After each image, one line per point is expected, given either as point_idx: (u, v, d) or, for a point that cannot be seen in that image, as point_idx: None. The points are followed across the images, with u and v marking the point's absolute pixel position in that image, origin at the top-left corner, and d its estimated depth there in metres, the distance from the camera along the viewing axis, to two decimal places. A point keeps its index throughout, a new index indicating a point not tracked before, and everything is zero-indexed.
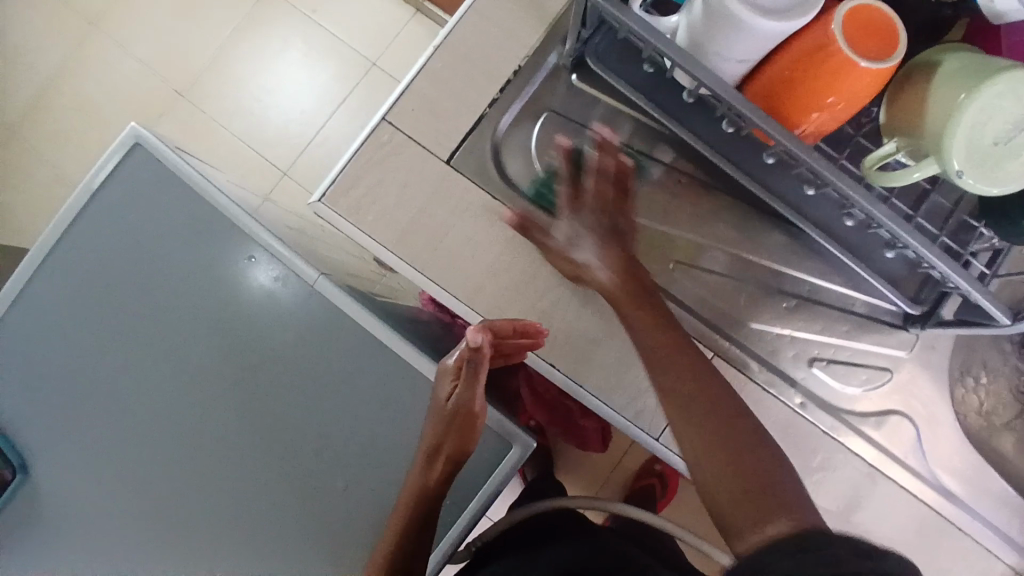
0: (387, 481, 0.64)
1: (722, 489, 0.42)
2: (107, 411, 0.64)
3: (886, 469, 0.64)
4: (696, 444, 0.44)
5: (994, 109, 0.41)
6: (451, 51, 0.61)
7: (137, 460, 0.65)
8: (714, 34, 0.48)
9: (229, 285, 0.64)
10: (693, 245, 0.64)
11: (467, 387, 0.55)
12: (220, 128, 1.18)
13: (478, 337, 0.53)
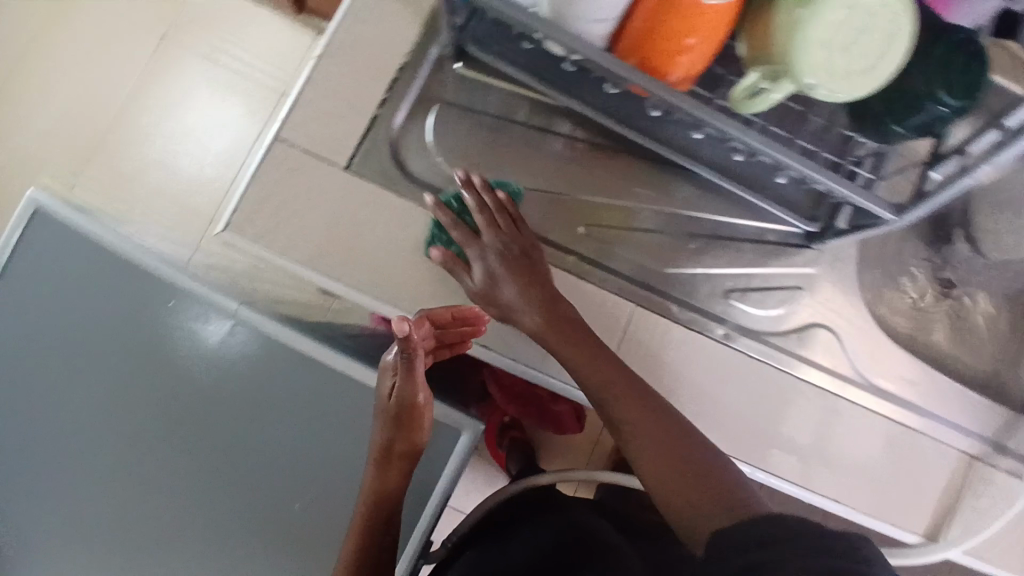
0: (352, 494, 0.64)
1: (679, 493, 0.47)
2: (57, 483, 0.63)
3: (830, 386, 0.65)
4: (659, 466, 0.49)
5: (835, 19, 0.43)
6: (332, 60, 0.61)
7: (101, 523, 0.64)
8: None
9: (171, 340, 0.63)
10: (605, 205, 0.65)
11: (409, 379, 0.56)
12: (138, 186, 1.16)
13: (405, 327, 0.53)
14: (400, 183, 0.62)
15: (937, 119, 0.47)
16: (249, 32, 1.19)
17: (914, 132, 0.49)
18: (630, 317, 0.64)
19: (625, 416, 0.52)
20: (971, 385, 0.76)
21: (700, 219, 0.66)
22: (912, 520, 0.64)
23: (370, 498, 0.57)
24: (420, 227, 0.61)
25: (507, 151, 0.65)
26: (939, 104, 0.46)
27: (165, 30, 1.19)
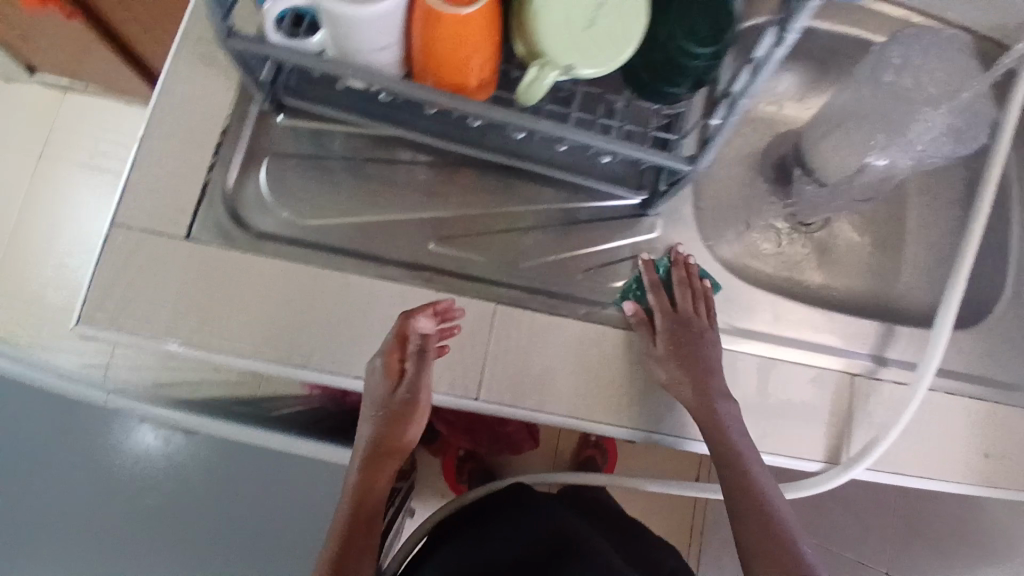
0: None
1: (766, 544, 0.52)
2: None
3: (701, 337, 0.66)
4: (752, 506, 0.55)
5: (570, 3, 0.46)
6: (154, 137, 0.63)
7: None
8: (344, 36, 0.51)
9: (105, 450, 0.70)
10: (446, 219, 0.67)
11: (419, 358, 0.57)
12: (44, 307, 1.15)
13: (421, 324, 0.56)
14: (243, 240, 0.63)
15: (699, 72, 0.50)
16: (127, 132, 1.22)
17: (687, 87, 0.52)
18: (494, 316, 0.62)
19: (726, 455, 0.58)
20: (849, 307, 0.79)
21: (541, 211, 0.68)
22: (810, 448, 0.65)
23: (352, 515, 0.58)
24: (268, 277, 0.61)
25: (346, 188, 0.66)
26: (695, 57, 0.49)
27: (43, 149, 1.19)
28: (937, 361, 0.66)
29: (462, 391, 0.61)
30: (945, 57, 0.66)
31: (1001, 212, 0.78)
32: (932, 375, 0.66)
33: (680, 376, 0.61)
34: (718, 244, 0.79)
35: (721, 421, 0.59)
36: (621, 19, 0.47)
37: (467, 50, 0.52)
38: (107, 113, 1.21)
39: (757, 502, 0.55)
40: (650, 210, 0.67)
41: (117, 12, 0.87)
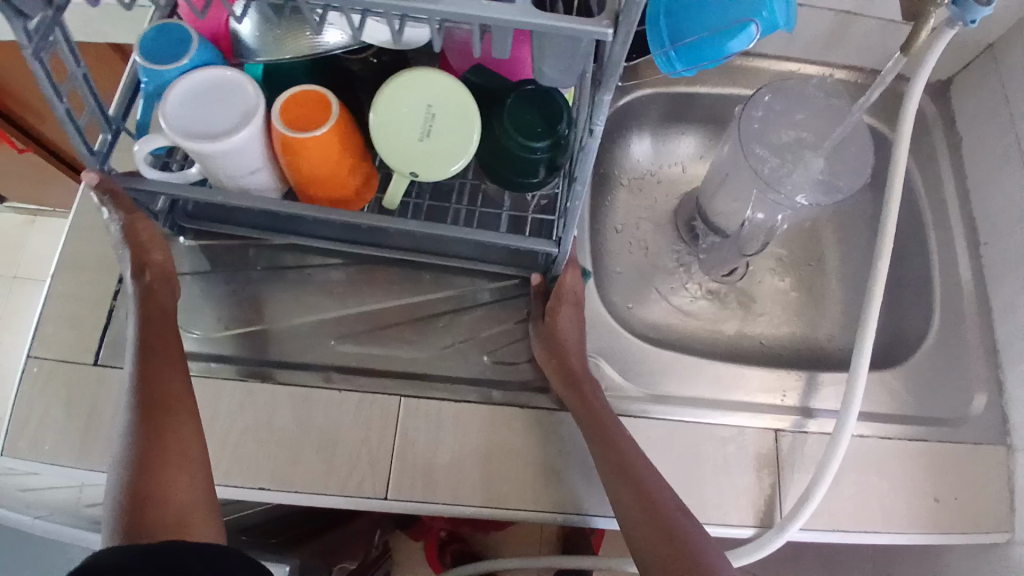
0: None
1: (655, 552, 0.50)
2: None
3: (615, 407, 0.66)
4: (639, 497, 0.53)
5: (405, 117, 0.49)
6: (71, 269, 0.67)
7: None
8: (211, 167, 0.54)
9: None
10: (357, 316, 0.66)
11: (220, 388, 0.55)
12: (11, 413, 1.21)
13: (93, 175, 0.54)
14: None
15: (543, 162, 0.54)
16: None
17: (540, 176, 0.55)
18: (398, 409, 0.61)
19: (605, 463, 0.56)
20: (775, 354, 0.80)
21: (444, 297, 0.67)
22: (742, 513, 0.63)
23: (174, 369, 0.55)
24: None
25: (249, 296, 0.67)
26: (535, 150, 0.53)
27: (18, 271, 1.29)
28: (858, 405, 0.65)
29: (371, 493, 0.59)
30: (807, 106, 0.70)
31: (915, 240, 0.79)
32: (855, 419, 0.65)
33: (559, 366, 0.61)
34: (639, 307, 0.80)
35: (601, 417, 0.58)
36: (458, 126, 0.50)
37: (330, 166, 0.54)
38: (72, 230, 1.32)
39: (643, 495, 0.53)
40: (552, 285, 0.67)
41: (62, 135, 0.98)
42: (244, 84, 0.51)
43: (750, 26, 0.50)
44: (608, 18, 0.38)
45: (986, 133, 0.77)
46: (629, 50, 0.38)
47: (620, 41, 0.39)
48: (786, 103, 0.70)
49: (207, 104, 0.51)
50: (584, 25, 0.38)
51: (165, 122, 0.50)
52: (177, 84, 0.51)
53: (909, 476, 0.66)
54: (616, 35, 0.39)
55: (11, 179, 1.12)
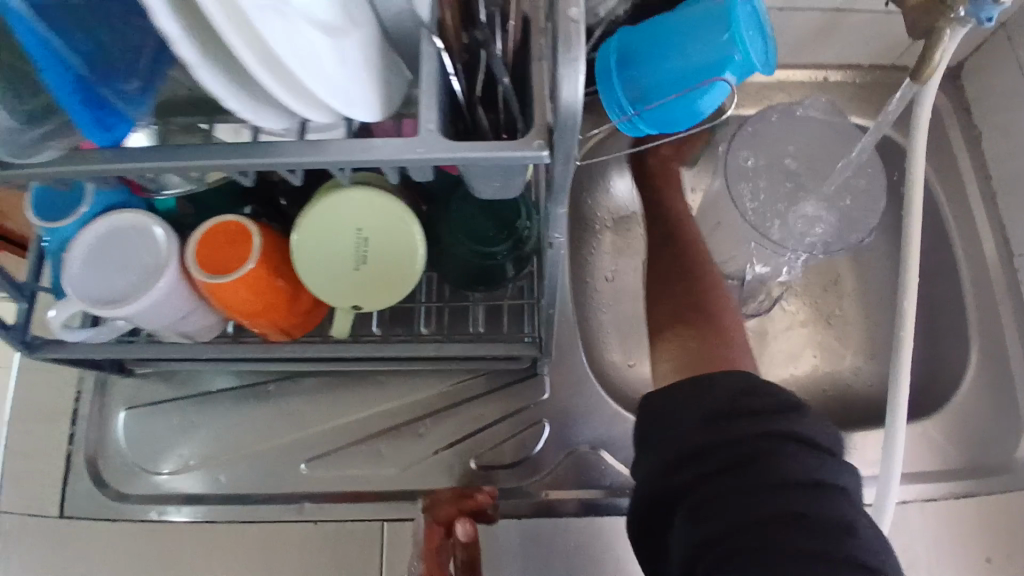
0: None
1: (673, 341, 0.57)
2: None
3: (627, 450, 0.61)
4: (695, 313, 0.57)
5: (328, 247, 0.42)
6: (15, 415, 0.61)
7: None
8: (133, 323, 0.48)
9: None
10: (334, 431, 0.60)
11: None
12: None
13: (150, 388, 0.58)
14: (113, 507, 0.58)
15: (503, 264, 0.47)
16: None
17: (503, 279, 0.48)
18: (381, 534, 0.56)
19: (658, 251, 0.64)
20: (799, 400, 0.72)
21: (421, 402, 0.61)
22: None
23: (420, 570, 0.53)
24: (138, 544, 0.57)
25: (210, 426, 0.61)
26: (495, 255, 0.46)
27: None
28: (896, 471, 0.57)
29: None
30: (809, 125, 0.59)
31: (945, 255, 0.70)
32: (895, 488, 0.57)
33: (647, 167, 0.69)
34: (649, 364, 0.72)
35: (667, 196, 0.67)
36: (394, 250, 0.43)
37: (268, 302, 0.48)
38: None
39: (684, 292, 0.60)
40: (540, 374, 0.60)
41: None
42: (146, 230, 0.46)
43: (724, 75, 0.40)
44: (540, 137, 0.29)
45: (1012, 123, 0.66)
46: (572, 168, 0.30)
47: (560, 162, 0.30)
48: (781, 126, 0.59)
49: (109, 258, 0.46)
50: (507, 153, 0.29)
51: (67, 288, 0.46)
52: (75, 244, 0.46)
53: (957, 539, 0.60)
54: (554, 155, 0.30)
55: None
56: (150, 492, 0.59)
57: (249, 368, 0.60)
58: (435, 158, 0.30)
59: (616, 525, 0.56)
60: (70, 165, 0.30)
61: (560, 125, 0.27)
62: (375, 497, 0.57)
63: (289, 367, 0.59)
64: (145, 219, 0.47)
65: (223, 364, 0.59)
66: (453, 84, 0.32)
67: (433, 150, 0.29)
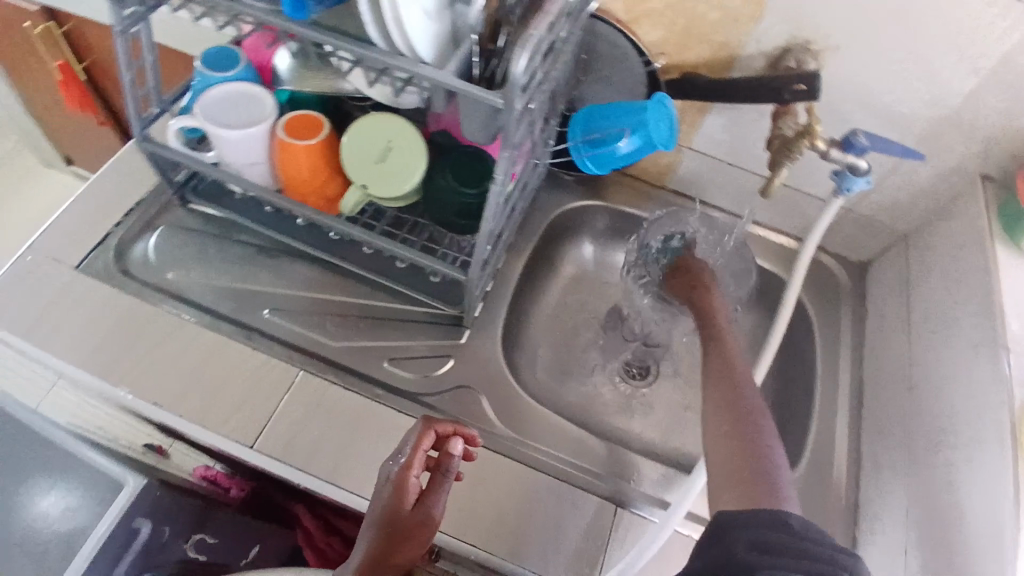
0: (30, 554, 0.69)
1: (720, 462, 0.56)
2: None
3: (503, 411, 0.76)
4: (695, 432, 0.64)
5: (365, 145, 0.65)
6: (89, 195, 0.81)
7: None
8: (220, 149, 0.70)
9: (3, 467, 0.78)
10: (301, 298, 0.78)
11: (397, 496, 0.61)
12: None
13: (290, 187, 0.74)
14: (118, 279, 0.76)
15: (469, 205, 0.68)
16: None
17: (465, 219, 0.69)
18: (295, 378, 0.72)
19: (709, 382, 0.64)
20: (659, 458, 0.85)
21: (371, 308, 0.78)
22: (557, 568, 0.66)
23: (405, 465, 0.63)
24: (122, 311, 0.74)
25: (215, 259, 0.79)
26: (466, 195, 0.67)
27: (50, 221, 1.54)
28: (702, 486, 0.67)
29: (238, 437, 0.67)
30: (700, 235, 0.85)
31: (804, 391, 0.87)
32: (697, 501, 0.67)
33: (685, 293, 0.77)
34: (556, 379, 0.87)
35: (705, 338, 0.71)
36: (406, 159, 0.65)
37: (309, 171, 0.69)
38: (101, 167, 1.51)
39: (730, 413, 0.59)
40: (463, 325, 0.78)
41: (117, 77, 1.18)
42: (261, 97, 0.70)
43: (628, 137, 0.63)
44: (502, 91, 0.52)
45: (886, 308, 0.86)
46: (512, 117, 0.53)
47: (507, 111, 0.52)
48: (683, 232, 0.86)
49: (232, 104, 0.69)
50: (480, 91, 0.52)
51: (197, 108, 0.68)
52: (212, 88, 0.70)
53: None
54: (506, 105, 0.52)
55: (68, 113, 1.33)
56: (148, 283, 0.77)
57: (268, 230, 0.81)
58: (442, 80, 0.53)
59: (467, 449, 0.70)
60: (266, 13, 0.56)
61: (509, 81, 0.50)
62: (306, 354, 0.74)
63: (293, 241, 0.79)
64: (263, 91, 0.70)
65: (251, 221, 0.81)
66: (473, 65, 0.56)
67: (442, 75, 0.53)
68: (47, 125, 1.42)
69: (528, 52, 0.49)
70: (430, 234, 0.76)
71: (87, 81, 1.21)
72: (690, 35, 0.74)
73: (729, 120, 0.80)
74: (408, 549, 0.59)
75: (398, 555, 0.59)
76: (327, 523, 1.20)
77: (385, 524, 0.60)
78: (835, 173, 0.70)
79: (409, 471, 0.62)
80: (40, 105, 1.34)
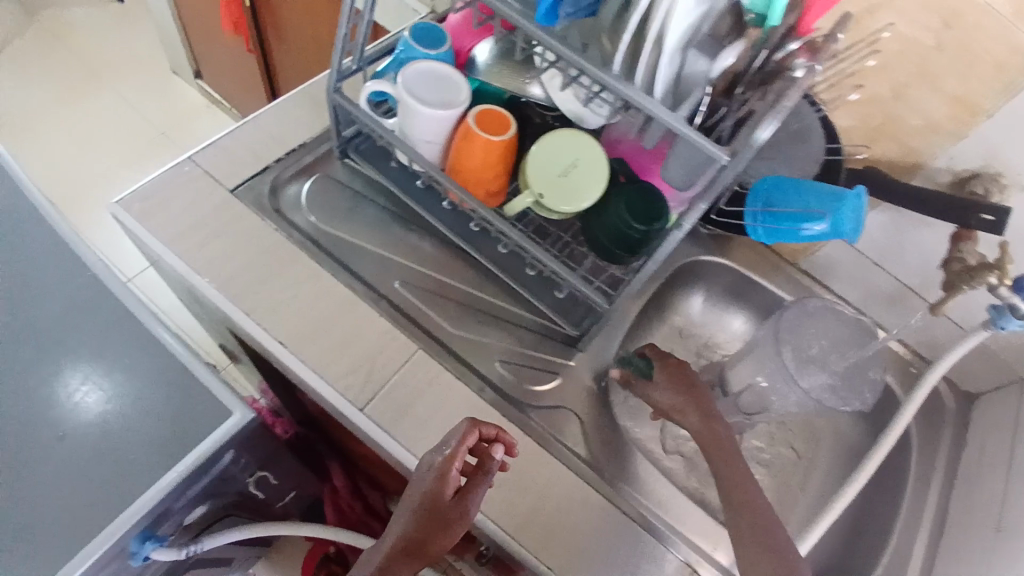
0: (114, 449, 0.67)
1: None
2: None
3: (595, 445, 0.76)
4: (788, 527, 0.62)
5: (553, 159, 0.66)
6: (257, 126, 0.84)
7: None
8: (407, 120, 0.73)
9: (96, 351, 0.71)
10: (432, 279, 0.80)
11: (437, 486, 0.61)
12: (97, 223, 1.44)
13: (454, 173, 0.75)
14: (267, 210, 0.78)
15: (634, 240, 0.67)
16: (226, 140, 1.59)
17: (625, 251, 0.69)
18: (413, 354, 0.73)
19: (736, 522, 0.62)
20: None
21: (493, 307, 0.80)
22: None
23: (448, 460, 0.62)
24: (266, 243, 0.76)
25: (359, 220, 0.82)
26: (635, 230, 0.65)
27: (169, 130, 1.60)
28: None
29: (352, 397, 0.70)
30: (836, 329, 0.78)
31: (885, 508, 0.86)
32: None
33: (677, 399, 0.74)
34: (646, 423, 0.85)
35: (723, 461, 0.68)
36: (587, 181, 0.65)
37: (483, 164, 0.71)
38: (231, 92, 1.56)
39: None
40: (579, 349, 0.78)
41: (283, 18, 1.21)
42: (460, 83, 0.72)
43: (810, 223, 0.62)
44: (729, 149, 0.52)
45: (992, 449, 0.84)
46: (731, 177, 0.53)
47: (728, 170, 0.53)
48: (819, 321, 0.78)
49: (432, 83, 0.72)
50: (709, 145, 0.52)
51: (399, 78, 0.71)
52: (417, 62, 0.72)
53: None
54: (730, 163, 0.52)
55: (219, 33, 1.38)
56: (293, 223, 0.79)
57: (415, 204, 0.83)
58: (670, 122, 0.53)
59: (560, 471, 0.70)
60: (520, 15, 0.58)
61: (745, 145, 0.51)
62: (428, 335, 0.75)
63: (436, 223, 0.82)
64: (462, 78, 0.73)
65: (402, 192, 0.83)
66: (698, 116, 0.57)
67: (671, 116, 0.53)
68: (195, 38, 1.47)
69: (773, 124, 0.51)
70: (572, 252, 0.77)
71: (249, 8, 1.23)
72: (880, 132, 0.74)
73: (891, 222, 0.79)
74: (438, 542, 0.60)
75: (431, 546, 0.60)
76: (355, 489, 1.24)
77: (420, 515, 0.60)
78: (994, 307, 0.67)
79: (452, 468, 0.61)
80: (196, 18, 1.38)
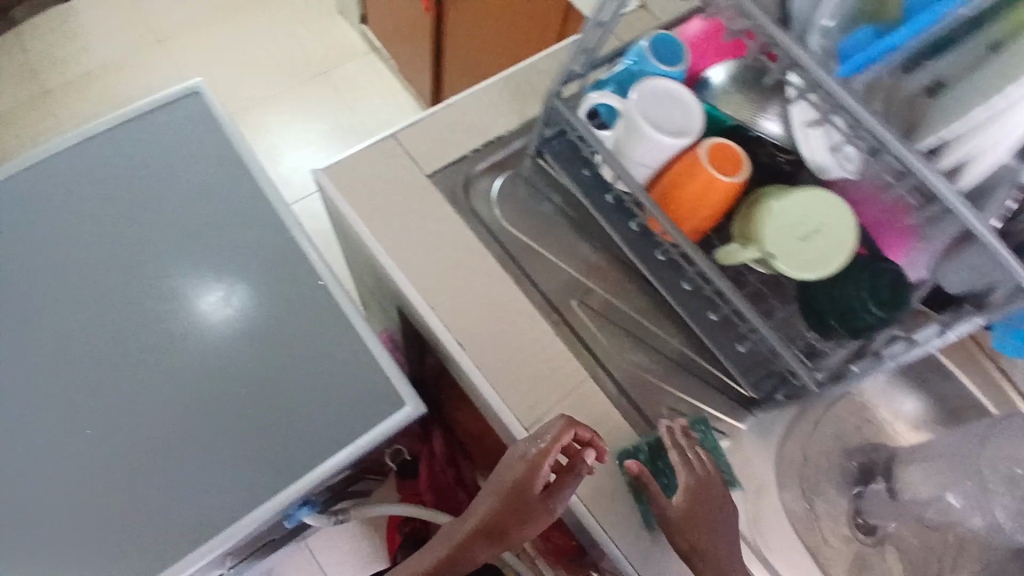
0: (295, 411, 0.74)
1: None
2: (55, 303, 0.75)
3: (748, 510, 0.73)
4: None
5: (797, 220, 0.60)
6: (458, 111, 0.82)
7: (89, 392, 0.71)
8: (628, 141, 0.68)
9: (237, 263, 0.79)
10: (607, 303, 0.79)
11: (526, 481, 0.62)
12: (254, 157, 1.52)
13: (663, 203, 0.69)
14: (460, 205, 0.78)
15: (865, 324, 0.61)
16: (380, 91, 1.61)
17: (846, 330, 0.63)
18: (581, 382, 0.73)
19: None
20: None
21: (664, 346, 0.78)
22: None
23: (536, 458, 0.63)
24: (454, 239, 0.76)
25: (544, 228, 0.81)
26: (870, 313, 0.61)
27: (325, 70, 1.62)
28: None
29: (518, 413, 0.70)
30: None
31: None
32: None
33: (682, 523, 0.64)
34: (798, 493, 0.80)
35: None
36: (831, 251, 0.59)
37: (704, 203, 0.66)
38: (392, 43, 1.54)
39: None
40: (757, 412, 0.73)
41: None
42: (694, 110, 0.67)
43: None
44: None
45: None
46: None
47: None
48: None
49: (666, 107, 0.67)
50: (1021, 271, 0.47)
51: (633, 94, 0.67)
52: (652, 80, 0.67)
53: None
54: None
55: None
56: (480, 223, 0.78)
57: (603, 219, 0.78)
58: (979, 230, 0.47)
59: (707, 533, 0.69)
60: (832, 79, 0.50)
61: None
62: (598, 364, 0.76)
63: (622, 244, 0.77)
64: (697, 104, 0.67)
65: (592, 204, 0.78)
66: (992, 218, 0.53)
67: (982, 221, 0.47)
68: None
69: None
70: (771, 309, 0.71)
71: None
72: None
73: None
74: (522, 533, 0.63)
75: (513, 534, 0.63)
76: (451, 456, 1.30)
77: (502, 504, 0.63)
78: None
79: (539, 467, 0.62)
80: None
